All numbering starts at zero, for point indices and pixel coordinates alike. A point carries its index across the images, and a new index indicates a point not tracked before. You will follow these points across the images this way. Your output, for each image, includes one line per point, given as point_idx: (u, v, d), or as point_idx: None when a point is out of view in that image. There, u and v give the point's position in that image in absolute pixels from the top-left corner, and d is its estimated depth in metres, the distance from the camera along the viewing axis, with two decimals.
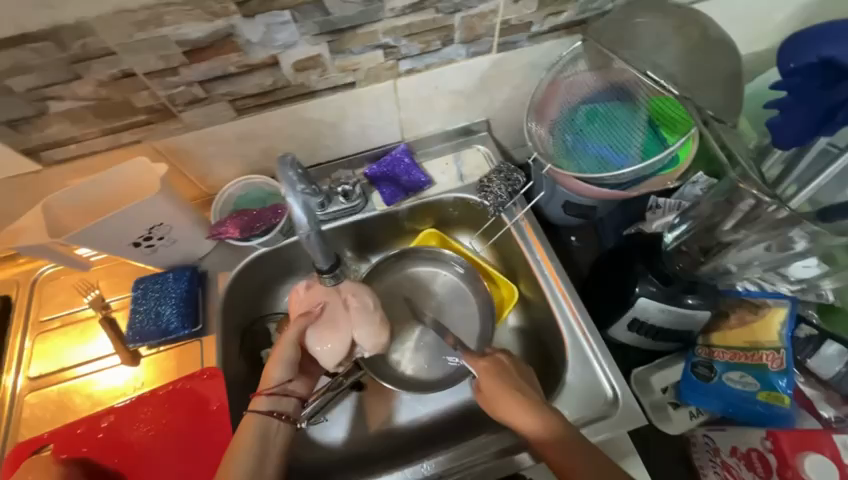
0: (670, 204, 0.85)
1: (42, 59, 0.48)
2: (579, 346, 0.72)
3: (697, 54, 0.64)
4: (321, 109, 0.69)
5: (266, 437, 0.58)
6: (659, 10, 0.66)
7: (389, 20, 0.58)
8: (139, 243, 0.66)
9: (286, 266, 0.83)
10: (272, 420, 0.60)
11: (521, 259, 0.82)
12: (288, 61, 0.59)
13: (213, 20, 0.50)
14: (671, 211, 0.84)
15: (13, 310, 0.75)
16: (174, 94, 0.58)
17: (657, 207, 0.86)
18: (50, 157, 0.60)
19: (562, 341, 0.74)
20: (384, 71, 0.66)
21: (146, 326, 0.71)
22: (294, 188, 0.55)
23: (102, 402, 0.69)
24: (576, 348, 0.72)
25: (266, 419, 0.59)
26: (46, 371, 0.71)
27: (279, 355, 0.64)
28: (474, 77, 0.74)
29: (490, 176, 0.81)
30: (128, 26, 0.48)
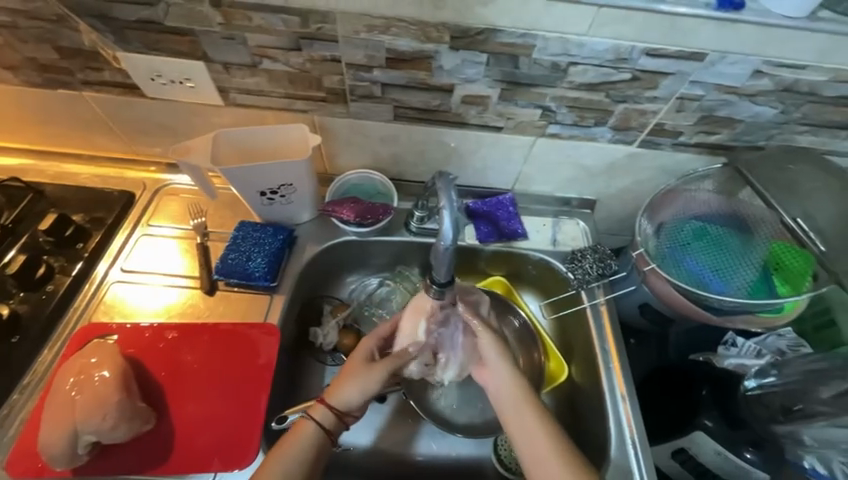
0: (749, 347, 0.74)
1: (282, 27, 0.57)
2: (624, 454, 0.68)
3: None
4: (461, 139, 0.74)
5: (316, 449, 0.60)
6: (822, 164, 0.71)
7: (562, 89, 0.64)
8: (265, 194, 0.73)
9: (364, 257, 0.88)
10: (325, 437, 0.61)
11: (585, 341, 0.80)
12: (461, 93, 0.65)
13: (426, 42, 0.57)
14: (748, 356, 0.74)
15: (133, 206, 0.81)
16: (356, 85, 0.65)
17: (733, 344, 0.74)
18: (236, 100, 0.69)
19: (606, 441, 0.70)
20: (532, 128, 0.71)
21: (235, 265, 0.74)
22: (452, 202, 0.49)
23: (167, 314, 0.72)
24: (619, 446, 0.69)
25: (318, 436, 0.60)
26: (132, 269, 0.76)
27: (356, 375, 0.64)
28: (607, 160, 0.77)
29: (583, 250, 0.82)
30: (360, 26, 0.56)
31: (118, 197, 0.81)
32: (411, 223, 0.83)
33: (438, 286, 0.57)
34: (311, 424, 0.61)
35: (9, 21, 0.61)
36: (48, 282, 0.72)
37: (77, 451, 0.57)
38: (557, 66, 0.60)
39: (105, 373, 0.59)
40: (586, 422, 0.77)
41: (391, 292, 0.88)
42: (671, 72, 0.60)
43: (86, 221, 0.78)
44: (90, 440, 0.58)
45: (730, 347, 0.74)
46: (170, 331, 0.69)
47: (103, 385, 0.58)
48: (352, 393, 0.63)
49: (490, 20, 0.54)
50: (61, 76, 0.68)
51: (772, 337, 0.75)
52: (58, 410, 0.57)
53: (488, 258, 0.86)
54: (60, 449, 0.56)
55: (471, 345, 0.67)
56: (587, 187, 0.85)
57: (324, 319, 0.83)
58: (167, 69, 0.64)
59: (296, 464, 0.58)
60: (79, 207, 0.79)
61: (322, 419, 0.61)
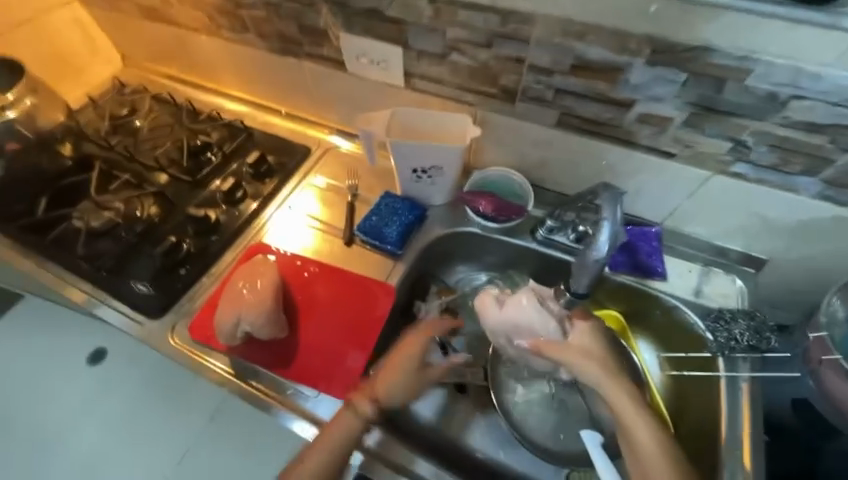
0: None
1: (482, 24, 0.62)
2: None
3: None
4: (620, 157, 0.71)
5: (351, 444, 0.61)
6: None
7: (769, 124, 0.55)
8: (415, 171, 0.80)
9: (477, 251, 0.90)
10: (357, 429, 0.63)
11: (708, 415, 0.67)
12: (639, 110, 0.62)
13: (621, 53, 0.56)
14: None
15: (308, 160, 0.97)
16: (530, 87, 0.67)
17: None
18: (414, 84, 0.78)
19: None
20: (712, 161, 0.64)
21: (373, 228, 0.84)
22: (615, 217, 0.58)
23: (314, 251, 0.85)
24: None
25: (356, 428, 0.63)
26: (295, 209, 0.91)
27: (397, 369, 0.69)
28: (801, 217, 0.65)
29: (734, 312, 0.70)
30: (557, 30, 0.58)
31: (300, 149, 0.98)
32: (537, 231, 0.82)
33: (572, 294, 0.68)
34: (351, 417, 0.63)
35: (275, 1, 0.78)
36: (241, 203, 0.90)
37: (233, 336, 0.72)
38: (774, 97, 0.52)
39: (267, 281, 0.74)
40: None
41: None
42: None
43: (275, 164, 0.96)
44: (245, 330, 0.72)
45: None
46: (313, 267, 0.82)
47: (264, 290, 0.73)
48: (396, 391, 0.68)
49: (706, 37, 0.50)
50: (293, 47, 0.86)
51: None
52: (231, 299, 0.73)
53: (610, 289, 0.79)
54: (224, 327, 0.71)
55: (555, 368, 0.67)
56: (759, 243, 0.72)
57: (430, 296, 0.89)
58: (371, 50, 0.75)
59: (326, 453, 0.60)
60: (273, 151, 0.98)
61: (364, 410, 0.64)
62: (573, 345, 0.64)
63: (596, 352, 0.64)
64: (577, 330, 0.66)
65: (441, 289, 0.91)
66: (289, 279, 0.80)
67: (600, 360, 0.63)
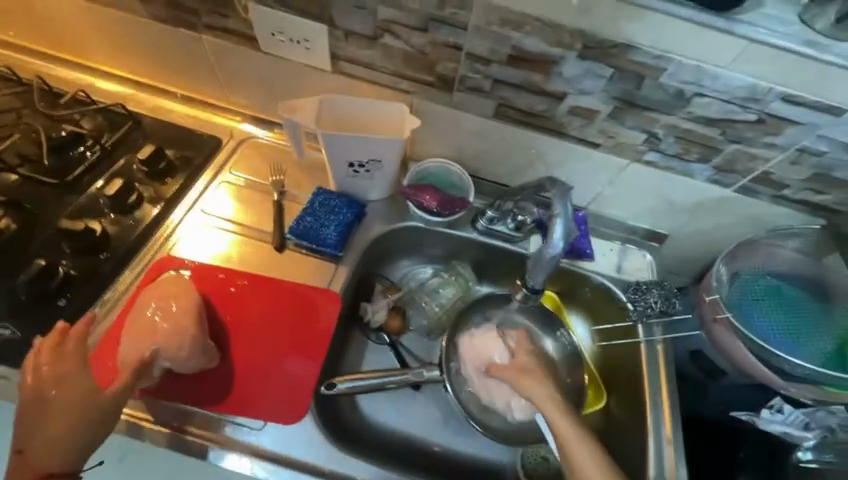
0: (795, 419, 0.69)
1: (417, 6, 0.57)
2: None
3: None
4: (551, 147, 0.73)
5: None
6: None
7: (677, 118, 0.62)
8: (352, 165, 0.73)
9: (418, 246, 0.89)
10: None
11: (632, 375, 0.78)
12: (570, 103, 0.64)
13: (555, 46, 0.57)
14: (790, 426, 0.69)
15: (220, 154, 0.84)
16: (467, 76, 0.65)
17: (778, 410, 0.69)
18: (342, 69, 0.70)
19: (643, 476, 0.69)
20: (630, 151, 0.70)
21: (309, 230, 0.76)
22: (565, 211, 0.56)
23: (239, 261, 0.74)
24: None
25: None
26: (211, 212, 0.78)
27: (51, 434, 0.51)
28: (697, 198, 0.75)
29: (648, 283, 0.78)
30: (494, 19, 0.56)
31: (208, 140, 0.84)
32: (479, 221, 0.83)
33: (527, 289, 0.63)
34: None
35: None
36: (137, 209, 0.74)
37: (152, 374, 0.59)
38: (682, 94, 0.58)
39: (185, 305, 0.62)
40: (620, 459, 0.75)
41: (443, 283, 0.88)
42: (802, 122, 0.58)
43: (176, 158, 0.81)
44: (164, 366, 0.60)
45: (775, 413, 0.69)
46: (240, 279, 0.71)
47: (182, 316, 0.61)
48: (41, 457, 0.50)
49: (630, 35, 0.53)
50: (187, 16, 0.71)
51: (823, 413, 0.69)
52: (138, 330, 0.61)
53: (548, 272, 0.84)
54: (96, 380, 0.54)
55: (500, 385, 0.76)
56: (664, 222, 0.82)
57: (376, 296, 0.85)
58: (290, 27, 0.66)
59: None
60: (173, 144, 0.82)
61: None
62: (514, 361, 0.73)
63: (529, 366, 0.72)
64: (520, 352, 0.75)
65: (386, 287, 0.87)
66: (213, 295, 0.69)
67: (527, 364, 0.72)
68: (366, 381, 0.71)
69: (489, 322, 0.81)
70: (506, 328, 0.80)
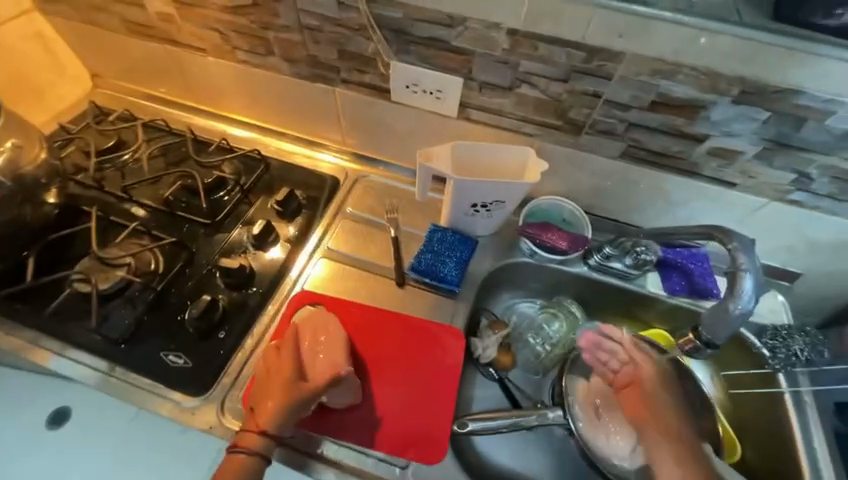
0: None
1: (563, 59, 0.59)
2: None
3: None
4: (679, 186, 0.72)
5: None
6: None
7: (838, 159, 0.59)
8: (474, 206, 0.76)
9: (521, 280, 0.90)
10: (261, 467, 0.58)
11: (773, 429, 0.72)
12: (712, 144, 0.63)
13: (708, 92, 0.56)
14: None
15: (337, 193, 0.90)
16: (600, 121, 0.66)
17: None
18: (469, 115, 0.74)
19: None
20: (771, 190, 0.67)
21: (429, 267, 0.78)
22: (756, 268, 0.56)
23: (365, 296, 0.79)
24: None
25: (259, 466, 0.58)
26: (336, 249, 0.84)
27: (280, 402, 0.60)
28: (844, 238, 0.70)
29: (788, 328, 0.74)
30: (645, 69, 0.57)
31: (329, 180, 0.91)
32: (591, 257, 0.82)
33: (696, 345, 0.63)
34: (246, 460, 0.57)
35: (314, 25, 0.70)
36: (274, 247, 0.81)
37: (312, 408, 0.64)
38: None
39: (341, 340, 0.67)
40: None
41: (550, 318, 0.89)
42: None
43: (304, 199, 0.88)
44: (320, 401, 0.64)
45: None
46: (370, 314, 0.75)
47: (337, 350, 0.66)
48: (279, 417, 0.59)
49: (798, 80, 0.52)
50: (327, 73, 0.78)
51: None
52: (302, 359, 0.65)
53: (662, 309, 0.83)
54: (292, 409, 0.60)
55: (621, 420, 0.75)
56: (797, 260, 0.78)
57: (483, 332, 0.84)
58: (427, 80, 0.70)
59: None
60: (300, 184, 0.90)
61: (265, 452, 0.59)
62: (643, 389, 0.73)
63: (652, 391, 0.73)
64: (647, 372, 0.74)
65: (491, 321, 0.86)
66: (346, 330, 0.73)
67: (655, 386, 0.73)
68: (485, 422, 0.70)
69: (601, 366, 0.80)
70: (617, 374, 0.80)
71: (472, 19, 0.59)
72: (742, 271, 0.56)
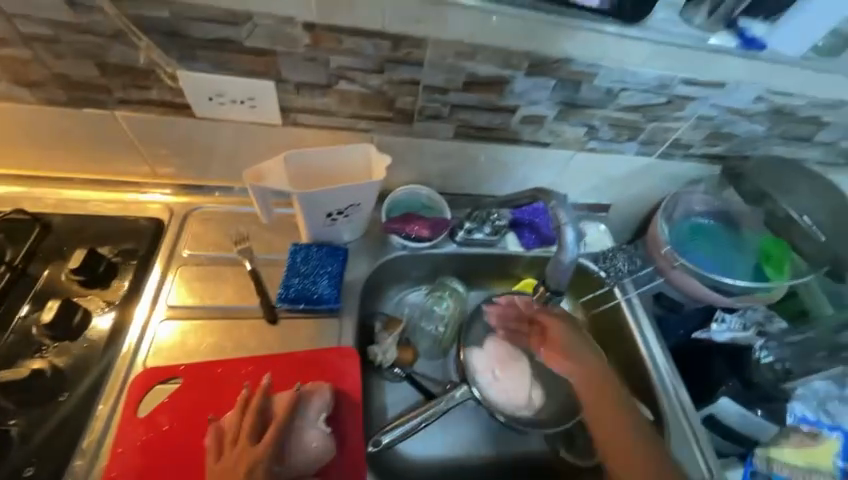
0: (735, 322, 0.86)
1: (371, 51, 0.57)
2: (678, 423, 0.78)
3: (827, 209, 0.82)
4: (510, 153, 0.80)
5: None
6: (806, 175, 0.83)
7: (610, 110, 0.72)
8: (330, 215, 0.71)
9: (404, 272, 0.90)
10: None
11: (622, 333, 0.89)
12: (523, 113, 0.70)
13: (505, 68, 0.62)
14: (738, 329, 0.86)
15: (164, 236, 0.73)
16: (426, 106, 0.67)
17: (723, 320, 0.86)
18: (296, 119, 0.67)
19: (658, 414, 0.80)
20: (575, 143, 0.79)
21: (300, 292, 0.71)
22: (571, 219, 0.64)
23: (233, 350, 0.66)
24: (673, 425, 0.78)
25: None
26: (180, 304, 0.68)
27: None
28: (630, 169, 0.88)
29: (612, 250, 0.91)
30: (448, 52, 0.59)
31: (146, 225, 0.72)
32: (458, 233, 0.86)
33: (550, 292, 0.73)
34: None
35: (44, 35, 0.53)
36: (86, 328, 0.62)
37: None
38: (611, 91, 0.68)
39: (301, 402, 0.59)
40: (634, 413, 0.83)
41: (438, 300, 0.90)
42: (701, 97, 0.70)
43: (115, 255, 0.68)
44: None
45: (722, 323, 0.86)
46: (245, 366, 0.62)
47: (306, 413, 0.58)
48: None
49: (567, 51, 0.60)
50: (93, 94, 0.61)
51: (750, 311, 0.88)
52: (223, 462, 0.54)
53: (527, 262, 0.92)
54: None
55: (518, 374, 0.81)
56: (607, 193, 0.95)
57: (380, 335, 0.83)
58: (231, 88, 0.61)
59: None
60: (107, 238, 0.69)
61: None
62: (497, 356, 0.81)
63: (507, 355, 0.82)
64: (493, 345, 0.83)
65: (385, 322, 0.85)
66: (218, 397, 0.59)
67: (508, 356, 0.82)
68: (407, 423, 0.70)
69: (494, 332, 0.86)
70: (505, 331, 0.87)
71: (258, 14, 0.52)
72: (562, 224, 0.64)
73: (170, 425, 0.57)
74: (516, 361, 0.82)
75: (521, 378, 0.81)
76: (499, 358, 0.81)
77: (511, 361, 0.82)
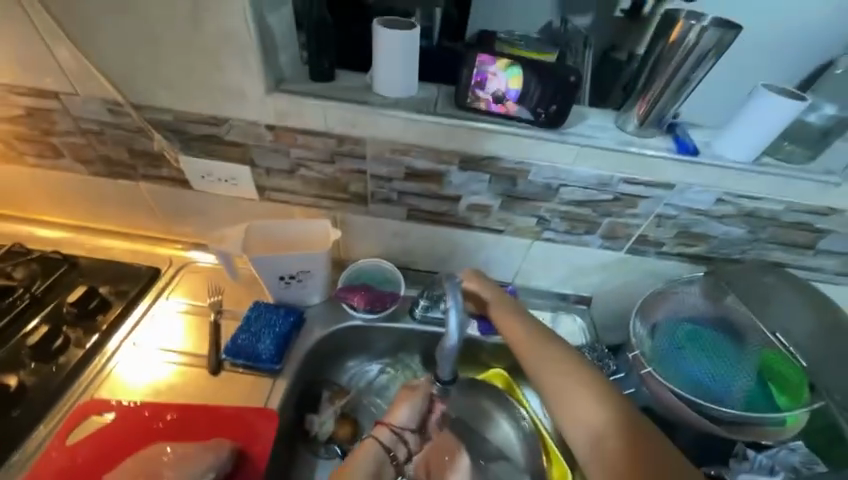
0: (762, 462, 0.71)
1: (321, 145, 0.69)
2: None
3: (834, 333, 0.74)
4: (466, 237, 0.83)
5: None
6: (792, 283, 0.78)
7: (555, 204, 0.73)
8: (284, 279, 0.78)
9: (364, 344, 0.89)
10: None
11: None
12: (466, 202, 0.75)
13: (439, 162, 0.69)
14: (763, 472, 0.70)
15: (156, 285, 0.85)
16: (376, 191, 0.76)
17: (743, 456, 0.73)
18: (269, 196, 0.79)
19: None
20: (529, 232, 0.80)
21: (245, 347, 0.76)
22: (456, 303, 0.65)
23: (172, 393, 0.72)
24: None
25: None
26: (146, 344, 0.77)
27: None
28: (600, 262, 0.84)
29: (581, 346, 0.84)
30: (386, 149, 0.68)
31: (145, 272, 0.86)
32: (415, 311, 0.87)
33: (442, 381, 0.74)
34: None
35: (95, 129, 0.74)
36: (62, 353, 0.73)
37: None
38: (549, 186, 0.70)
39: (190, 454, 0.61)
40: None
41: (392, 379, 0.89)
42: (649, 196, 0.70)
43: (111, 294, 0.82)
44: None
45: (742, 460, 0.72)
46: (169, 413, 0.68)
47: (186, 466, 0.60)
48: None
49: (493, 149, 0.66)
50: (125, 170, 0.80)
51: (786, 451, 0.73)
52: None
53: (490, 350, 0.87)
54: None
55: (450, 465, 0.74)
56: (582, 285, 0.90)
57: (322, 406, 0.82)
58: (217, 170, 0.76)
59: None
60: (109, 280, 0.84)
61: None
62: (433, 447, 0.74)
63: (450, 445, 0.76)
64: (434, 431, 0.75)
65: (333, 393, 0.85)
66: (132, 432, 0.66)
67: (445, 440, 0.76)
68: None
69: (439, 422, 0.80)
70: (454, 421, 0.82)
71: (235, 118, 0.68)
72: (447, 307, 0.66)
73: (85, 457, 0.63)
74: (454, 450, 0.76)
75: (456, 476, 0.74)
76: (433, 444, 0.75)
77: (449, 450, 0.76)
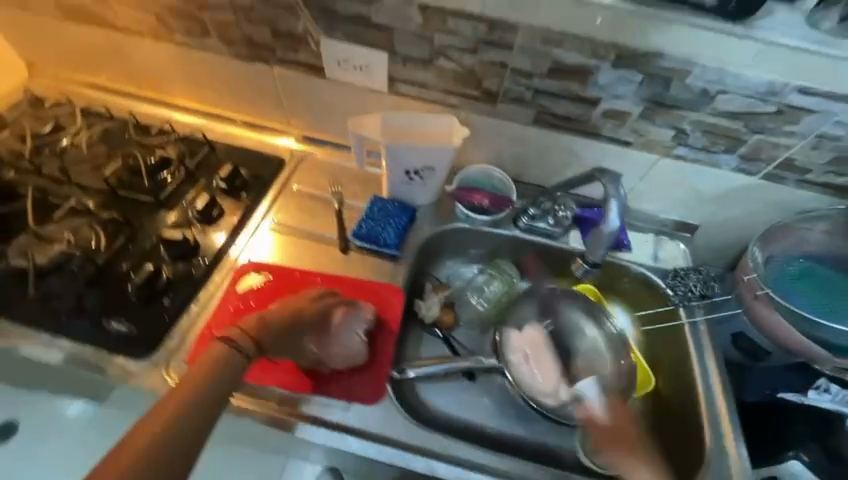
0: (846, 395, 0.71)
1: (470, 32, 0.68)
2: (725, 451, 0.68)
3: None
4: (588, 149, 0.81)
5: (227, 367, 0.59)
6: None
7: (703, 114, 0.70)
8: (408, 172, 0.82)
9: (465, 247, 0.95)
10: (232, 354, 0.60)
11: (679, 359, 0.81)
12: (605, 107, 0.73)
13: (592, 58, 0.66)
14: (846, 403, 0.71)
15: (282, 172, 0.93)
16: (511, 89, 0.74)
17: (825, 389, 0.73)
18: (398, 90, 0.80)
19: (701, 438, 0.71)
20: (661, 147, 0.77)
21: (370, 232, 0.84)
22: (618, 195, 0.69)
23: (309, 263, 0.83)
24: (716, 461, 0.67)
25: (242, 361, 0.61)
26: (283, 221, 0.87)
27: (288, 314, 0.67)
28: (726, 188, 0.81)
29: (686, 269, 0.84)
30: (537, 39, 0.66)
31: (273, 159, 0.93)
32: (520, 219, 0.89)
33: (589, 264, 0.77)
34: (231, 352, 0.60)
35: (246, 5, 0.76)
36: (219, 219, 0.84)
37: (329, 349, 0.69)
38: (706, 92, 0.67)
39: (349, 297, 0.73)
40: (683, 445, 0.75)
41: (489, 279, 0.93)
42: (819, 110, 0.65)
43: (249, 176, 0.90)
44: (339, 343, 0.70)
45: (822, 392, 0.72)
46: (314, 278, 0.80)
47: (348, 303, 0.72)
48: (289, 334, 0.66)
49: (658, 44, 0.63)
50: (264, 53, 0.83)
51: None
52: (265, 341, 0.64)
53: None
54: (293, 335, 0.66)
55: (545, 358, 0.83)
56: (695, 213, 0.87)
57: (427, 293, 0.89)
58: (356, 56, 0.77)
59: (206, 393, 0.55)
60: (246, 163, 0.92)
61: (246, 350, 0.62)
62: (528, 337, 0.84)
63: (544, 341, 0.84)
64: (532, 329, 0.85)
65: (435, 285, 0.91)
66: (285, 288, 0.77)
67: (540, 337, 0.85)
68: (429, 368, 0.78)
69: (534, 321, 0.87)
70: (546, 319, 0.88)
71: None
72: (609, 200, 0.70)
73: (255, 304, 0.75)
74: (549, 345, 0.84)
75: (550, 365, 0.82)
76: (528, 334, 0.84)
77: (546, 344, 0.84)
